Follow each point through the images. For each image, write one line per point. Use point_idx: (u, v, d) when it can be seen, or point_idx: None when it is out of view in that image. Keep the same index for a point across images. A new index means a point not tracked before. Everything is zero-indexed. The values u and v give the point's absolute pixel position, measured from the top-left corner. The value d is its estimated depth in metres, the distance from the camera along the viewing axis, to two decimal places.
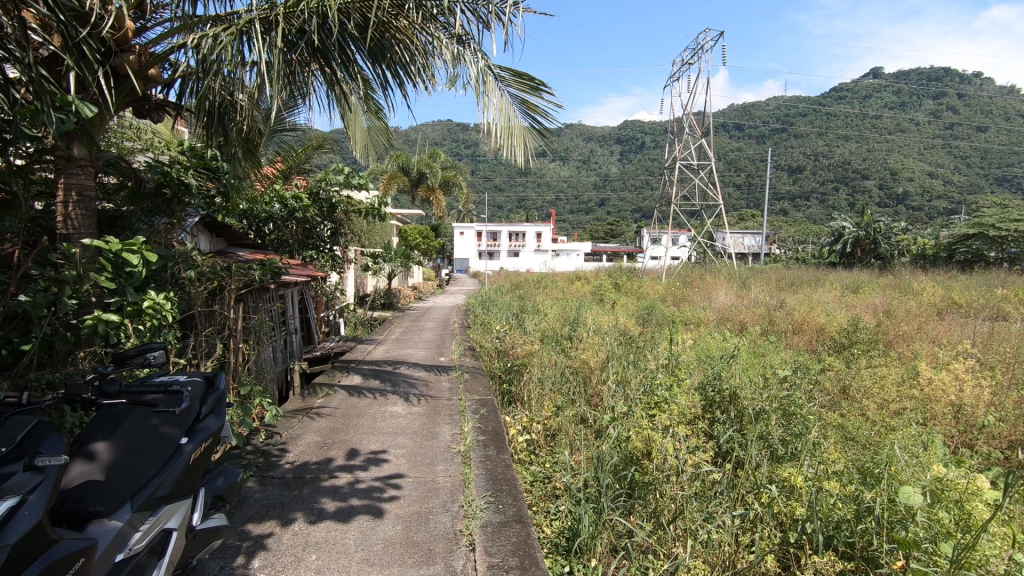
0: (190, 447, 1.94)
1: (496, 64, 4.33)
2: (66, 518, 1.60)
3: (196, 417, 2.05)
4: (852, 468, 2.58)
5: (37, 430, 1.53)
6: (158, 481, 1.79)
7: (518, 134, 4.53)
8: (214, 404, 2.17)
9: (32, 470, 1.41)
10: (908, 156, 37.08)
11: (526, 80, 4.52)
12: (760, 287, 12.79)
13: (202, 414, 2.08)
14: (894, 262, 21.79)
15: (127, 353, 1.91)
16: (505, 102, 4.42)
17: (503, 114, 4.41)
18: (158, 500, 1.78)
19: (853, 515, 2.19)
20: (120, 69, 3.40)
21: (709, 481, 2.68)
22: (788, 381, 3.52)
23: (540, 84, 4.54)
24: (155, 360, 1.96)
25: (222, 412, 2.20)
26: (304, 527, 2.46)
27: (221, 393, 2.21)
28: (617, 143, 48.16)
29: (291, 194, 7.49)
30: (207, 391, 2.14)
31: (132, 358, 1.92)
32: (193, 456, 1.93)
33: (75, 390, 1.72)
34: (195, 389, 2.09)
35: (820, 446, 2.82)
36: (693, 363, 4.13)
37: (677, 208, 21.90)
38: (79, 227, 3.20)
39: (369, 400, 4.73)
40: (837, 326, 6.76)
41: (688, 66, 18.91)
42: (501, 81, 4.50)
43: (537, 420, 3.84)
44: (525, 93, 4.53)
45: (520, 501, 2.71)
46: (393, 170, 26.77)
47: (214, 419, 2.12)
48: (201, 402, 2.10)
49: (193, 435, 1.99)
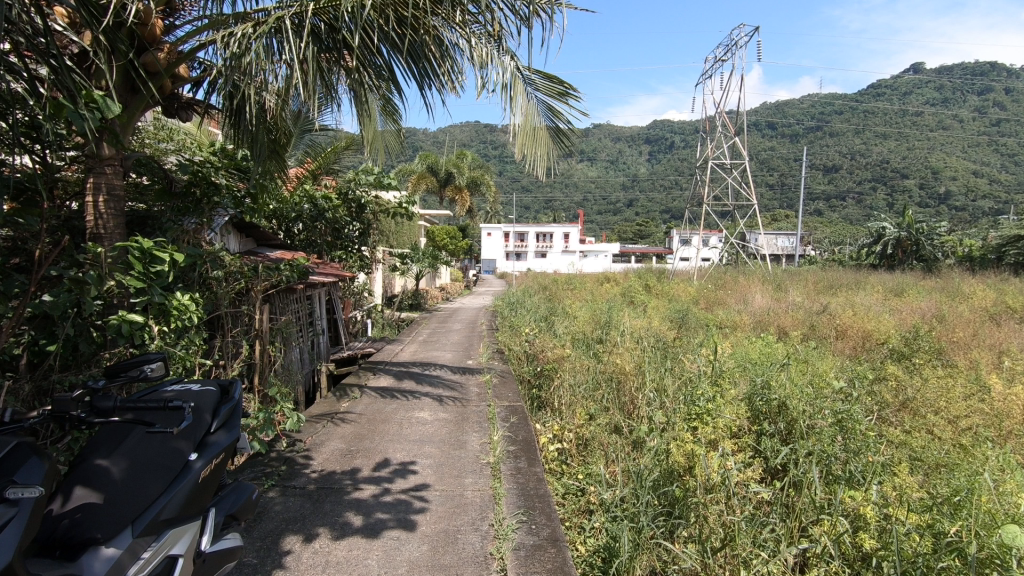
0: (199, 465, 1.81)
1: (527, 67, 4.21)
2: (61, 545, 1.55)
3: (207, 430, 1.92)
4: (926, 494, 2.31)
5: (15, 452, 1.45)
6: (163, 502, 1.69)
7: (541, 137, 4.39)
8: (228, 416, 2.03)
9: (4, 503, 1.35)
10: (952, 154, 35.62)
11: (555, 84, 4.39)
12: (797, 290, 12.37)
13: (214, 427, 1.94)
14: (939, 264, 20.82)
15: (121, 365, 1.75)
16: (531, 106, 4.29)
17: (529, 118, 4.28)
18: (161, 524, 1.67)
19: (930, 550, 1.90)
20: (150, 66, 3.30)
21: (761, 503, 2.46)
22: (843, 392, 3.26)
23: (568, 90, 4.43)
24: (153, 373, 1.81)
25: (237, 423, 2.07)
26: (325, 544, 2.35)
27: (235, 403, 2.07)
28: (645, 143, 47.56)
29: (321, 194, 7.44)
30: (220, 402, 2.01)
31: (127, 370, 1.76)
32: (202, 474, 1.81)
33: (62, 408, 1.60)
34: (206, 399, 1.95)
35: (887, 469, 2.56)
36: (737, 369, 3.90)
37: (709, 209, 21.45)
38: (110, 228, 3.16)
39: (397, 404, 4.62)
40: (885, 331, 6.41)
41: (722, 62, 18.49)
42: (530, 84, 4.38)
43: (568, 428, 3.71)
44: (553, 97, 4.39)
45: (555, 521, 2.55)
46: (421, 171, 26.99)
47: (227, 432, 1.99)
48: (214, 412, 1.97)
49: (203, 450, 1.86)
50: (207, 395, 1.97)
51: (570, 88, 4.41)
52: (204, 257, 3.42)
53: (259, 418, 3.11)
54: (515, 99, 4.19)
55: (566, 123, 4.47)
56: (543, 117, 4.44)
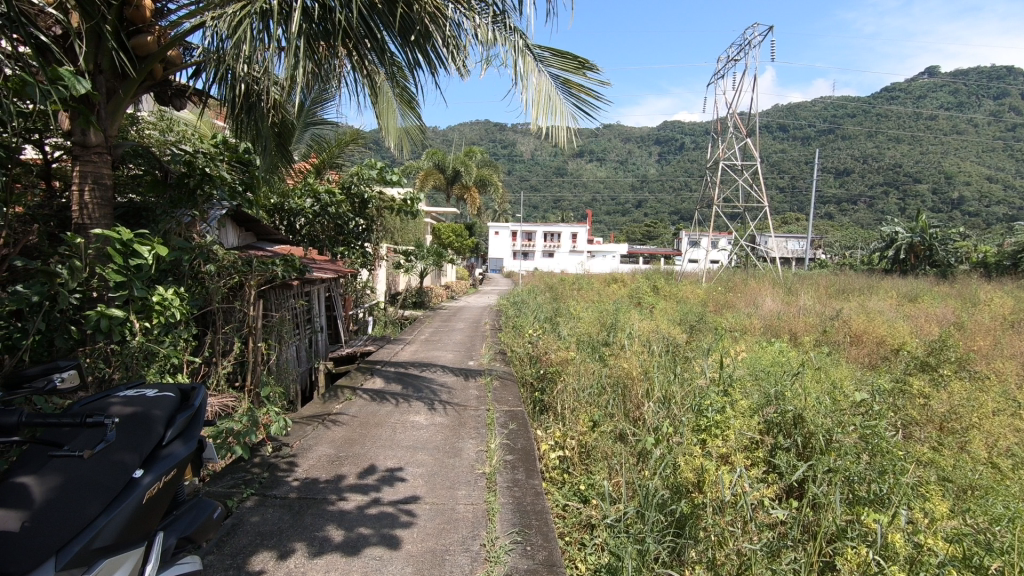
0: (146, 481, 1.61)
1: (536, 43, 4.09)
2: None
3: (160, 442, 1.75)
4: (963, 526, 2.13)
5: None
6: (100, 525, 1.45)
7: (559, 120, 4.21)
8: (185, 426, 1.88)
9: None
10: (967, 159, 35.11)
11: (569, 58, 4.23)
12: (809, 295, 12.16)
13: (168, 438, 1.78)
14: (954, 271, 20.34)
15: (26, 375, 1.62)
16: (545, 83, 4.15)
17: (544, 96, 4.13)
18: (94, 552, 1.42)
19: None
20: (138, 50, 3.12)
21: (777, 526, 2.29)
22: (864, 405, 3.07)
23: (584, 63, 4.23)
24: (64, 385, 1.67)
25: (196, 434, 1.92)
26: (301, 563, 2.19)
27: (195, 412, 1.94)
28: (655, 143, 47.18)
29: (323, 189, 7.38)
30: (176, 412, 1.87)
31: (34, 381, 1.63)
32: (149, 492, 1.61)
33: None
34: (159, 409, 1.80)
35: (920, 496, 2.36)
36: (749, 377, 3.73)
37: (719, 210, 21.22)
38: (94, 217, 3.01)
39: (392, 407, 4.47)
40: (902, 338, 6.20)
41: (734, 62, 18.15)
42: (542, 62, 4.24)
43: (571, 434, 3.56)
44: (569, 72, 4.23)
45: (552, 543, 2.39)
46: (429, 168, 26.91)
47: (183, 445, 1.82)
48: (169, 423, 1.81)
49: (151, 466, 1.67)
50: (160, 403, 1.83)
51: (585, 60, 4.23)
52: (193, 250, 3.31)
53: (242, 419, 2.97)
54: (525, 78, 4.08)
55: (585, 97, 4.26)
56: (559, 93, 4.28)
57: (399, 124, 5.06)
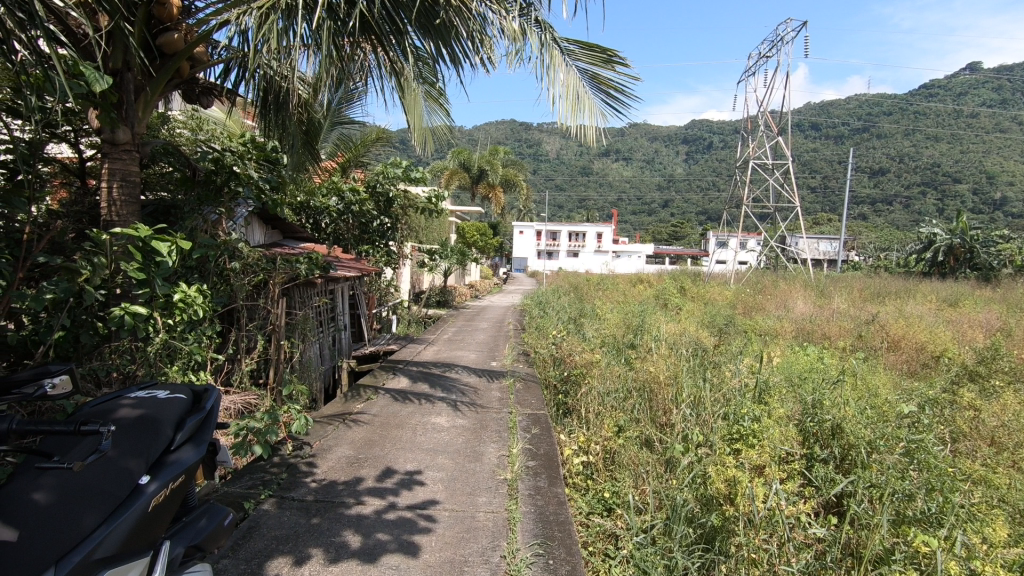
0: (152, 488, 1.59)
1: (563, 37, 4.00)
2: None
3: (168, 446, 1.72)
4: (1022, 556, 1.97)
5: None
6: (101, 535, 1.42)
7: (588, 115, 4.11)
8: (194, 430, 1.85)
9: None
10: (1011, 158, 33.76)
11: (597, 53, 4.13)
12: (843, 297, 11.81)
13: (176, 442, 1.75)
14: (997, 275, 19.58)
15: (19, 379, 1.55)
16: (573, 78, 4.06)
17: (572, 91, 4.03)
18: (96, 562, 1.39)
19: None
20: (166, 48, 3.14)
21: (816, 544, 2.18)
22: (909, 417, 2.90)
23: (613, 56, 4.14)
24: (55, 391, 1.59)
25: (207, 438, 1.89)
26: (316, 570, 2.16)
27: (206, 415, 1.92)
28: (683, 143, 46.49)
29: (348, 187, 7.43)
30: (185, 416, 1.84)
31: (25, 386, 1.55)
32: (155, 499, 1.57)
33: None
34: (166, 413, 1.78)
35: (973, 521, 2.19)
36: (783, 385, 3.59)
37: (749, 211, 20.78)
38: (122, 213, 3.02)
39: (413, 408, 4.44)
40: (944, 345, 5.94)
41: (766, 59, 17.72)
42: (570, 55, 4.14)
43: (595, 440, 3.46)
44: (597, 66, 4.13)
45: (576, 557, 2.31)
46: (454, 167, 26.96)
47: (192, 449, 1.79)
48: (177, 426, 1.79)
49: (158, 472, 1.64)
50: (169, 407, 1.82)
51: (614, 54, 4.13)
52: (217, 247, 3.31)
53: (262, 419, 2.96)
54: (554, 72, 3.99)
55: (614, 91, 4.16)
56: (588, 87, 4.18)
57: (425, 122, 5.01)
